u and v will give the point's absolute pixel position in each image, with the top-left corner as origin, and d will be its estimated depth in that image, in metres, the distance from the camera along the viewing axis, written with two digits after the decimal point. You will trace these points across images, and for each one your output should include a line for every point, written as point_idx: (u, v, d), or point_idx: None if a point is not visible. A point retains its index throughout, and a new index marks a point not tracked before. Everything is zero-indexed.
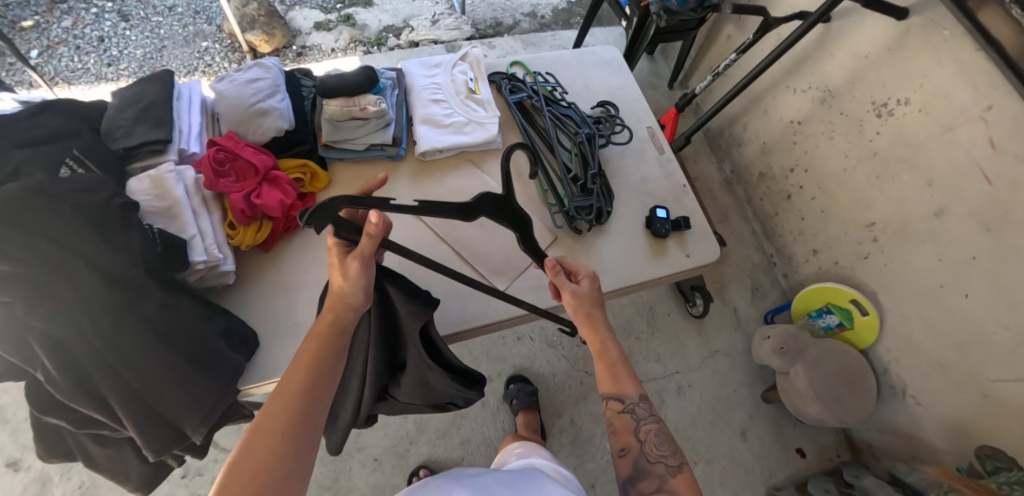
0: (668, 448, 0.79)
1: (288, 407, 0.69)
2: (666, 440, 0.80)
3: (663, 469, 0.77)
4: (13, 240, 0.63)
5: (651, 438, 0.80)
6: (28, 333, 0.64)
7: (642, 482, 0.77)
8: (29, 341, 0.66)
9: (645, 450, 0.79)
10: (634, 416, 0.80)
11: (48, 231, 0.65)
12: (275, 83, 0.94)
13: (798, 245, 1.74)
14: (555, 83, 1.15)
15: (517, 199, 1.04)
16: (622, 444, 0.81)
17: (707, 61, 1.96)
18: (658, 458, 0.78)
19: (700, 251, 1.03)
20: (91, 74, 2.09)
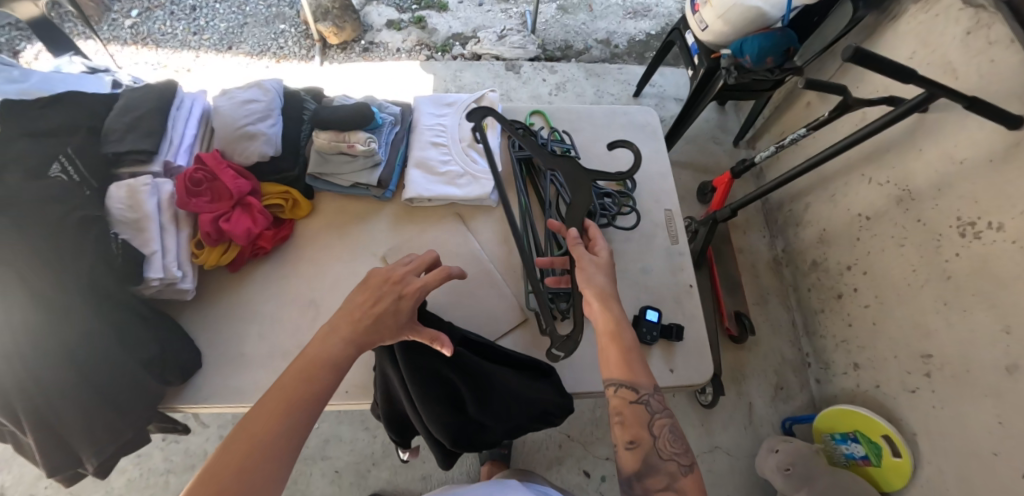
0: (680, 446, 0.72)
1: (271, 418, 0.65)
2: (680, 437, 0.73)
3: (675, 468, 0.70)
4: None
5: (665, 434, 0.73)
6: None
7: (650, 480, 0.70)
8: None
9: (659, 446, 0.72)
10: (646, 408, 0.74)
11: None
12: (269, 107, 0.92)
13: (839, 353, 1.53)
14: (571, 144, 1.05)
15: (498, 265, 0.96)
16: (631, 435, 0.73)
17: (780, 125, 1.76)
18: (670, 456, 0.72)
19: (688, 369, 0.91)
20: (177, 40, 2.19)
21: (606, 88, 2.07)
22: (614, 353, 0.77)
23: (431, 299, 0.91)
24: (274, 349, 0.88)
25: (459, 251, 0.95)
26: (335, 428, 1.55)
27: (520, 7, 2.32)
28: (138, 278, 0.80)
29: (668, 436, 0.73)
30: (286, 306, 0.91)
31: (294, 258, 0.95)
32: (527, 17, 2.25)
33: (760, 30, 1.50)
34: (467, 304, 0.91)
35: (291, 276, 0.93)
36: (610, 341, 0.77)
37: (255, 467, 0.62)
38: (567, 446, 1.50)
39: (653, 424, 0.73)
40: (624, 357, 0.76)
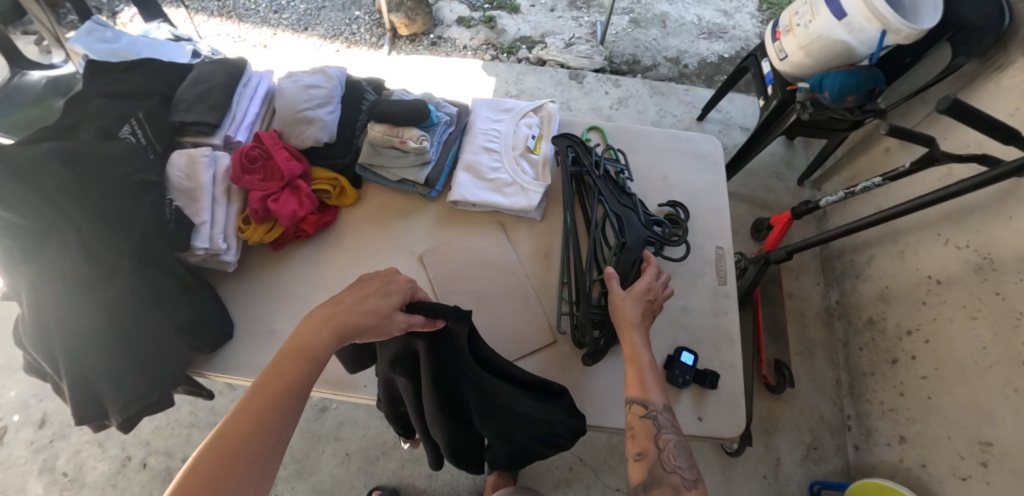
0: (685, 461, 0.69)
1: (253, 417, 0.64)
2: (686, 453, 0.70)
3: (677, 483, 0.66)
4: (21, 198, 0.68)
5: (671, 449, 0.70)
6: (16, 278, 0.70)
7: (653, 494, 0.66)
8: (15, 284, 0.71)
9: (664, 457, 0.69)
10: (655, 422, 0.71)
11: (57, 197, 0.70)
12: (330, 94, 0.93)
13: (885, 422, 1.42)
14: (626, 165, 1.01)
15: (533, 281, 0.93)
16: (638, 447, 0.71)
17: (851, 169, 1.66)
18: (673, 468, 0.68)
19: (718, 420, 0.86)
20: (258, 16, 2.28)
21: (669, 109, 2.01)
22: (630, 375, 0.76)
23: (461, 306, 0.89)
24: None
25: (496, 261, 0.93)
26: (351, 412, 1.57)
27: (592, 16, 2.28)
28: (185, 245, 0.82)
29: (675, 453, 0.70)
30: (319, 292, 0.92)
31: (333, 245, 0.95)
32: (597, 27, 2.22)
33: (844, 66, 1.41)
34: (496, 316, 0.89)
35: (329, 262, 0.94)
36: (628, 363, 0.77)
37: (244, 468, 0.62)
38: (578, 469, 1.46)
39: (659, 440, 0.71)
40: (641, 374, 0.76)
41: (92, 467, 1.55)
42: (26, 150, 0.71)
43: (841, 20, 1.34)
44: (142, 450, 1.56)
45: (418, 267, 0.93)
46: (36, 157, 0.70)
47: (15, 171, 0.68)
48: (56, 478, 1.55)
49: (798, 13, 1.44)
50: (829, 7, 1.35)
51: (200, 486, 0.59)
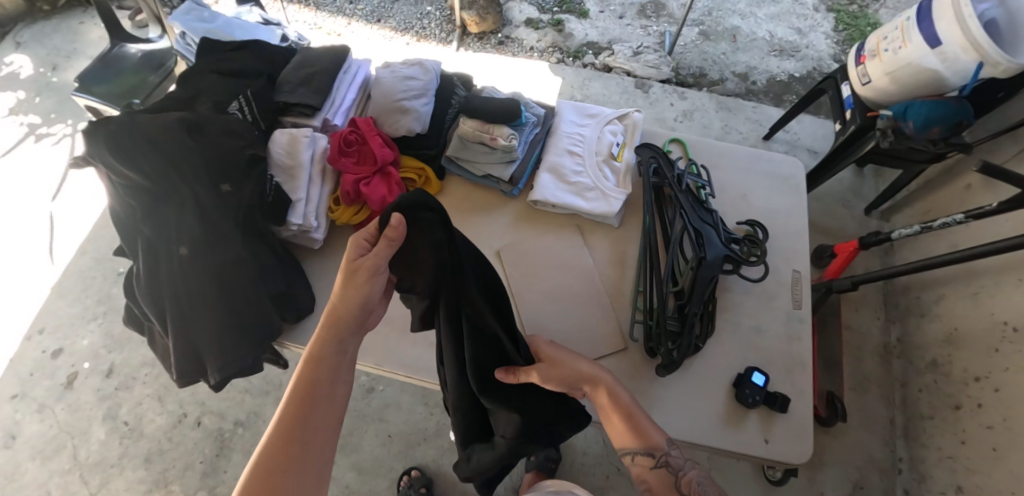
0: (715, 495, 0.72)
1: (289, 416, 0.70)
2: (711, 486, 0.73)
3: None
4: (148, 159, 0.74)
5: (695, 489, 0.73)
6: (138, 235, 0.77)
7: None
8: (136, 239, 0.78)
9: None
10: (669, 470, 0.75)
11: (178, 162, 0.76)
12: (426, 86, 0.95)
13: (941, 470, 1.37)
14: (707, 180, 1.01)
15: (606, 286, 0.94)
16: None
17: (926, 204, 1.60)
18: None
19: (786, 444, 0.85)
20: (334, 5, 2.35)
21: (734, 125, 1.97)
22: (622, 427, 0.78)
23: (537, 304, 0.91)
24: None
25: (572, 262, 0.95)
26: (397, 396, 1.61)
27: (661, 25, 2.26)
28: (281, 219, 0.85)
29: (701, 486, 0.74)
30: None
31: None
32: (666, 38, 2.19)
33: (931, 96, 1.37)
34: (569, 317, 0.91)
35: None
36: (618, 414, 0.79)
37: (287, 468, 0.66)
38: (615, 479, 1.46)
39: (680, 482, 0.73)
40: (626, 420, 0.78)
41: (151, 420, 1.65)
42: (158, 118, 0.77)
43: (934, 49, 1.30)
44: (197, 410, 1.65)
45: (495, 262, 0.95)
46: (165, 124, 0.76)
47: (148, 136, 0.73)
48: (118, 426, 1.65)
49: (888, 38, 1.40)
50: (922, 34, 1.31)
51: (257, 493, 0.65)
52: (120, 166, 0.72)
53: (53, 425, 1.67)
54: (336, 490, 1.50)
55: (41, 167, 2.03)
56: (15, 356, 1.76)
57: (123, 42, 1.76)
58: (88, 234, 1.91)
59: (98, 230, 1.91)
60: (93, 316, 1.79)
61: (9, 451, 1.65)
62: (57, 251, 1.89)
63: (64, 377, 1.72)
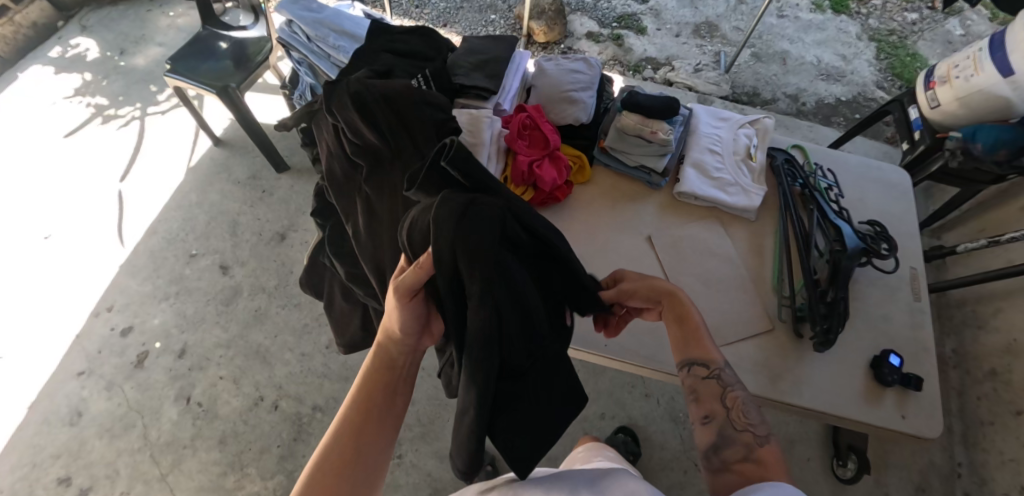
0: (755, 418, 0.76)
1: (362, 388, 0.78)
2: (755, 410, 0.77)
3: (751, 438, 0.74)
4: (383, 122, 0.87)
5: (739, 406, 0.77)
6: (360, 193, 0.92)
7: (728, 452, 0.74)
8: (356, 196, 0.94)
9: (732, 418, 0.76)
10: (720, 383, 0.79)
11: (408, 126, 0.89)
12: (590, 80, 1.05)
13: (1004, 472, 1.47)
14: (833, 182, 1.10)
15: (748, 274, 1.02)
16: (705, 411, 0.78)
17: (979, 223, 1.72)
18: (745, 426, 0.76)
19: (921, 421, 0.92)
20: (402, 9, 2.43)
21: None
22: (684, 336, 0.82)
23: (689, 286, 0.98)
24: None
25: (717, 250, 1.03)
26: None
27: (716, 46, 2.37)
28: None
29: (743, 408, 0.78)
30: None
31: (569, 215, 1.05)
32: (722, 57, 2.31)
33: (997, 121, 1.48)
34: (720, 299, 0.98)
35: (573, 231, 1.04)
36: (685, 330, 0.82)
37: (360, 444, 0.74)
38: (697, 472, 1.52)
39: (725, 398, 0.79)
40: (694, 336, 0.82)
41: (226, 401, 1.63)
42: (395, 82, 0.89)
43: (1007, 78, 1.42)
44: (274, 393, 1.64)
45: (646, 247, 1.03)
46: (402, 88, 0.88)
47: (385, 96, 0.87)
48: (191, 407, 1.62)
49: (959, 67, 1.51)
50: (995, 63, 1.43)
51: (331, 468, 0.71)
52: (361, 124, 0.87)
53: (121, 403, 1.63)
54: (421, 477, 1.51)
55: (113, 148, 2.05)
56: (81, 333, 1.74)
57: (217, 27, 1.84)
58: (159, 215, 1.92)
59: (168, 211, 1.92)
60: (164, 295, 1.78)
61: (74, 429, 1.61)
62: (127, 232, 1.89)
63: (133, 356, 1.70)
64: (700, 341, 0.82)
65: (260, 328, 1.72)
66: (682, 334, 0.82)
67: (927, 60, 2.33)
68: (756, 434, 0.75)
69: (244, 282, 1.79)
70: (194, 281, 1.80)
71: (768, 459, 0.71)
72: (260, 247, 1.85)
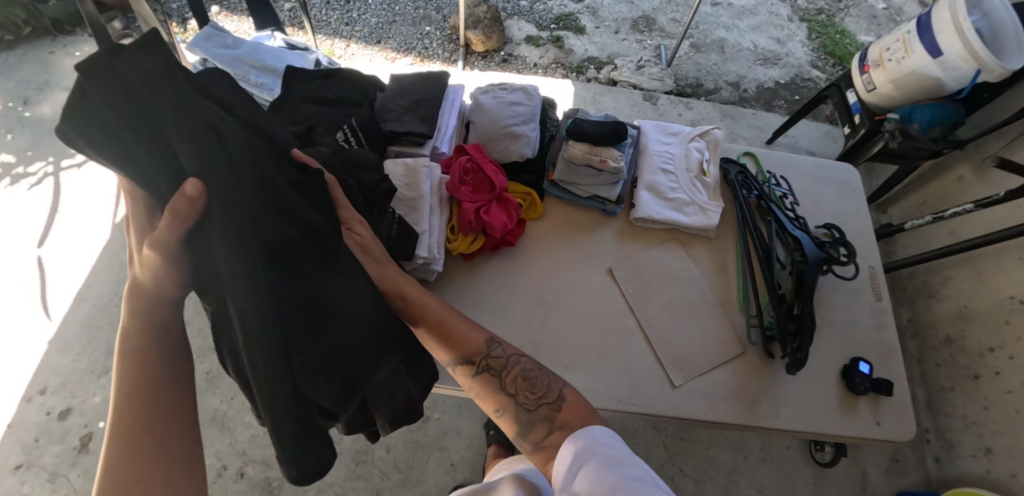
0: (537, 389, 0.79)
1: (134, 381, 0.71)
2: (535, 380, 0.80)
3: (545, 412, 0.77)
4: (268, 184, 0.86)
5: (521, 384, 0.80)
6: None
7: (534, 434, 0.76)
8: None
9: (519, 401, 0.78)
10: (492, 372, 0.81)
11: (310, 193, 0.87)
12: (531, 111, 1.00)
13: (968, 434, 1.53)
14: (787, 190, 1.09)
15: (713, 295, 1.00)
16: (495, 406, 0.80)
17: (920, 196, 1.77)
18: (535, 402, 0.78)
19: (894, 425, 0.92)
20: (330, 28, 2.31)
21: (739, 132, 2.07)
22: (438, 338, 0.82)
23: (656, 317, 0.95)
24: (520, 340, 0.92)
25: (680, 274, 1.00)
26: (454, 422, 1.58)
27: (655, 40, 2.36)
28: (410, 252, 0.86)
29: (528, 381, 0.81)
30: (518, 301, 0.95)
31: (524, 255, 0.99)
32: (662, 51, 2.30)
33: (931, 99, 1.50)
34: (685, 326, 0.95)
35: (530, 273, 0.98)
36: (435, 326, 0.83)
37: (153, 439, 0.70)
38: (681, 478, 1.53)
39: (508, 383, 0.81)
40: (445, 331, 0.83)
41: None
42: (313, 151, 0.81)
43: (936, 58, 1.43)
44: (236, 460, 1.52)
45: (608, 280, 0.99)
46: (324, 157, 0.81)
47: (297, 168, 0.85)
48: None
49: (890, 49, 1.53)
50: (924, 45, 1.44)
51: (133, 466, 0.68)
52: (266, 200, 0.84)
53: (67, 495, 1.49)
54: None
55: (28, 211, 1.88)
56: (12, 422, 1.57)
57: None
58: (87, 280, 1.76)
59: (97, 276, 1.77)
60: (103, 369, 1.65)
61: None
62: (53, 304, 1.73)
63: (76, 441, 1.56)
64: (454, 336, 0.83)
65: (213, 391, 1.60)
66: (428, 328, 0.83)
67: (856, 36, 2.40)
68: (550, 404, 0.78)
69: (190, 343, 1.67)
70: None
71: (569, 419, 0.76)
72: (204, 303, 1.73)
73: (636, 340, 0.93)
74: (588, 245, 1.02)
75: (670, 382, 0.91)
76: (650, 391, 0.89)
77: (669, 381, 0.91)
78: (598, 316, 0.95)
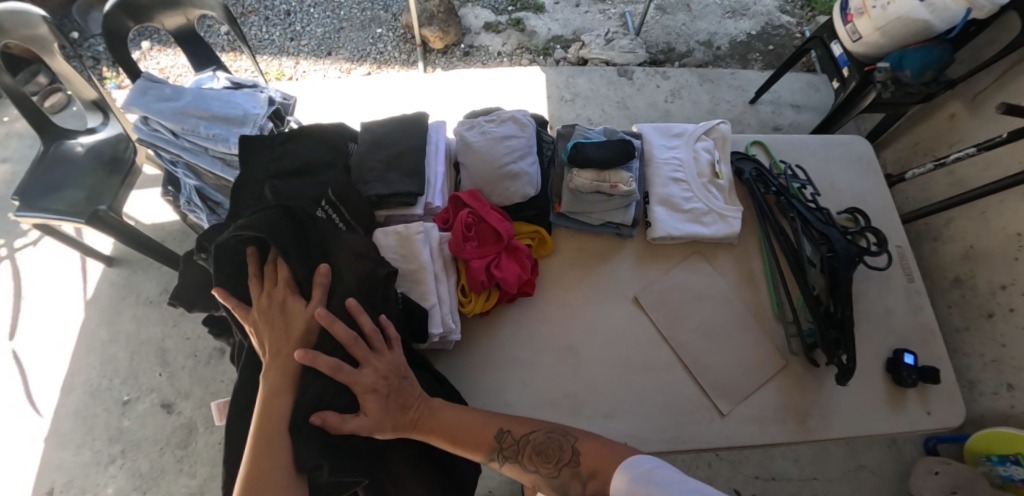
0: (557, 458, 0.74)
1: (257, 436, 0.67)
2: (553, 447, 0.75)
3: (570, 471, 0.74)
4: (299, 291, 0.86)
5: (538, 457, 0.75)
6: None
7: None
8: None
9: (543, 475, 0.74)
10: (511, 457, 0.76)
11: None
12: (527, 143, 0.92)
13: (988, 373, 1.47)
14: (805, 180, 1.03)
15: (746, 308, 0.95)
16: (530, 483, 0.76)
17: (911, 137, 1.72)
18: (558, 469, 0.74)
19: (945, 412, 0.90)
20: (275, 46, 2.14)
21: (721, 95, 2.00)
22: (450, 441, 0.76)
23: (693, 344, 0.91)
24: (557, 395, 0.86)
25: (709, 292, 0.96)
26: None
27: (619, 8, 2.26)
28: (423, 332, 0.81)
29: (546, 447, 0.76)
30: (546, 352, 0.89)
31: (543, 299, 0.94)
32: (628, 19, 2.20)
33: (919, 43, 1.44)
34: (725, 349, 0.91)
35: (553, 317, 0.92)
36: (440, 432, 0.76)
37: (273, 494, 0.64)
38: (718, 464, 1.50)
39: (526, 460, 0.76)
40: (453, 432, 0.76)
41: None
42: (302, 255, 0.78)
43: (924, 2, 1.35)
44: None
45: (636, 311, 0.94)
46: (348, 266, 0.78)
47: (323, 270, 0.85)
48: None
49: None
50: None
51: None
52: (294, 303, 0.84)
53: None
54: None
55: None
56: None
57: (61, 139, 1.54)
58: (67, 367, 1.64)
59: (80, 361, 1.64)
60: (110, 458, 1.53)
61: None
62: (39, 398, 1.59)
63: None
64: (463, 435, 0.76)
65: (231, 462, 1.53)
66: (433, 437, 0.75)
67: None
68: (571, 464, 0.74)
69: (196, 415, 1.58)
70: (139, 432, 1.56)
71: (600, 473, 0.71)
72: (199, 371, 1.64)
73: (676, 371, 0.89)
74: (606, 275, 0.96)
75: (718, 411, 0.87)
76: (700, 425, 0.85)
77: (717, 410, 0.87)
78: (631, 351, 0.90)
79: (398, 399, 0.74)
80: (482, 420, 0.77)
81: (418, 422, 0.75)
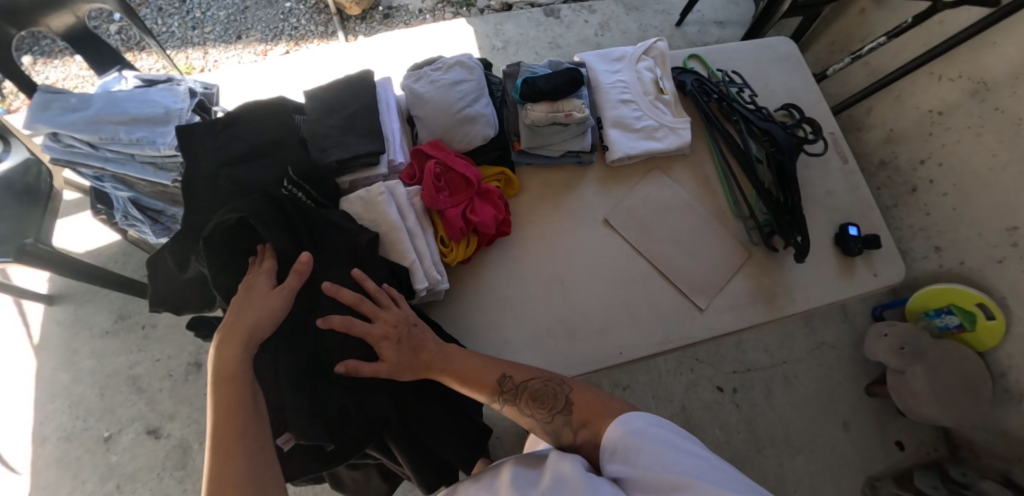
0: (551, 401, 0.76)
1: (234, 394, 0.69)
2: (549, 392, 0.77)
3: (562, 419, 0.75)
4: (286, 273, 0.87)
5: (535, 401, 0.77)
6: None
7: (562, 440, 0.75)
8: None
9: (537, 418, 0.76)
10: (509, 398, 0.78)
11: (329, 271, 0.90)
12: (478, 86, 0.93)
13: (918, 241, 1.58)
14: (742, 83, 1.09)
15: (707, 211, 1.02)
16: (525, 426, 0.79)
17: (828, 36, 1.82)
18: (551, 414, 0.76)
19: (889, 271, 1.00)
20: (177, 37, 1.98)
21: (648, 22, 2.03)
22: (456, 381, 0.80)
23: (665, 252, 0.96)
24: (550, 323, 0.90)
25: (673, 203, 1.01)
26: None
27: None
28: (410, 288, 0.83)
29: (541, 394, 0.78)
30: (533, 284, 0.92)
31: (520, 237, 0.96)
32: None
33: None
34: (695, 252, 0.97)
35: (532, 251, 0.95)
36: (448, 372, 0.80)
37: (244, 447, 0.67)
38: (699, 368, 1.60)
39: (523, 404, 0.78)
40: (460, 373, 0.79)
41: None
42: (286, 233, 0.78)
43: None
44: None
45: (607, 232, 0.98)
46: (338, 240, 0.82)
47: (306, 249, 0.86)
48: None
49: None
50: None
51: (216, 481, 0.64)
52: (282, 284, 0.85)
53: None
54: None
55: None
56: None
57: None
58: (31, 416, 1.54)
59: (44, 407, 1.55)
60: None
61: None
62: (9, 455, 1.50)
63: None
64: (468, 375, 0.79)
65: None
66: (443, 377, 0.80)
67: None
68: (563, 412, 0.75)
69: (187, 434, 1.55)
70: (131, 463, 1.51)
71: (587, 418, 0.73)
72: (178, 388, 1.59)
73: (654, 280, 0.94)
74: (574, 204, 1.00)
75: (698, 307, 0.93)
76: (683, 323, 0.92)
77: (696, 306, 0.93)
78: (608, 270, 0.95)
79: (410, 348, 0.78)
80: (487, 362, 0.81)
81: (431, 365, 0.79)
